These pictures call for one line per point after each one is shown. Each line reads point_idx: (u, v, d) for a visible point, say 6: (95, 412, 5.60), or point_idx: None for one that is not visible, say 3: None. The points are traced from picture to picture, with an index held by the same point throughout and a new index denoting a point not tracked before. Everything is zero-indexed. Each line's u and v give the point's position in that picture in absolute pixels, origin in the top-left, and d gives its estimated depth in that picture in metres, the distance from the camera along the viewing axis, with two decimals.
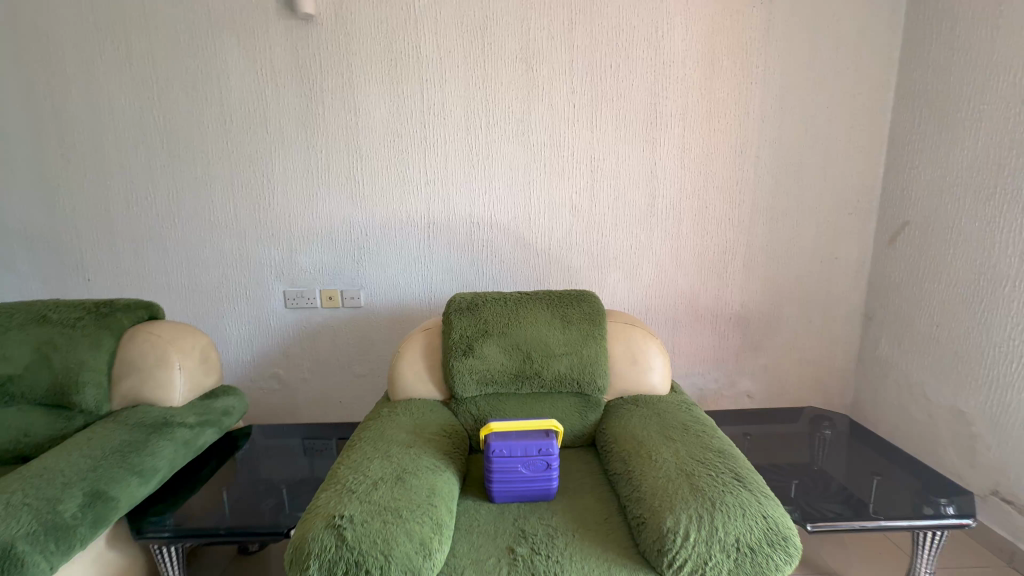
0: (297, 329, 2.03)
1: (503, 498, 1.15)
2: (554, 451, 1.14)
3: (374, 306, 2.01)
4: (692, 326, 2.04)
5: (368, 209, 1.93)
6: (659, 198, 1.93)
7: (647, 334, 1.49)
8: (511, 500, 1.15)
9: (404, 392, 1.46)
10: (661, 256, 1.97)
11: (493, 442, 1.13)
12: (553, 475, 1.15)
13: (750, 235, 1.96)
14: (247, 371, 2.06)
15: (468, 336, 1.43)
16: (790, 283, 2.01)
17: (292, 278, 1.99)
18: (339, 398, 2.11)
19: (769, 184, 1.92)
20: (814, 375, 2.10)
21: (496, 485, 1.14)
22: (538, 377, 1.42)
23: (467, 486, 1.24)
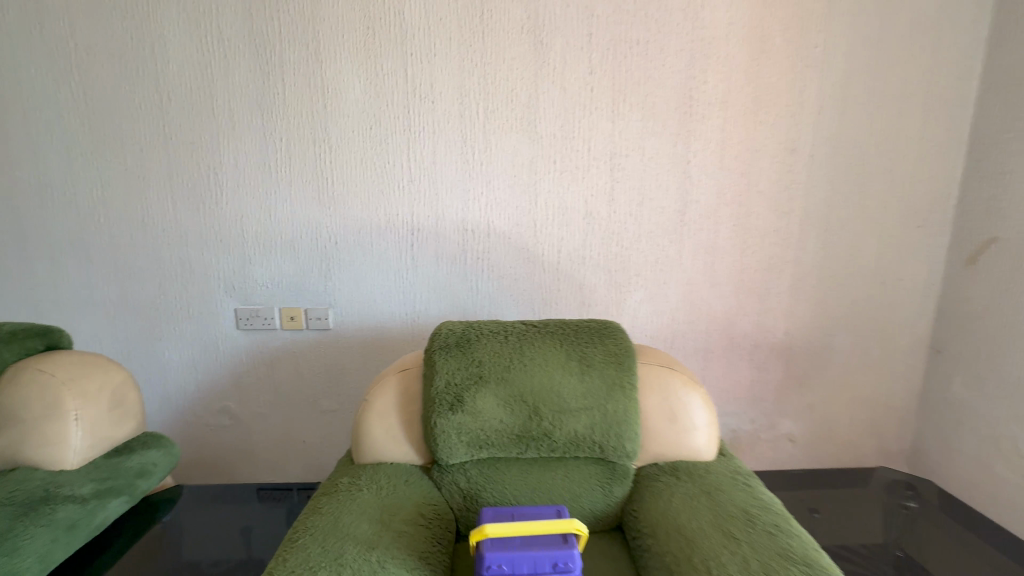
0: (253, 355, 1.68)
1: None
2: (575, 566, 0.81)
3: (346, 329, 1.67)
4: (726, 357, 1.71)
5: (339, 211, 1.59)
6: (692, 204, 1.59)
7: (688, 380, 1.15)
8: None
9: (372, 454, 1.11)
10: (693, 274, 1.64)
11: (488, 557, 0.79)
12: None
13: (799, 251, 1.64)
14: (190, 404, 1.71)
15: (456, 383, 1.08)
16: (844, 309, 1.69)
17: (246, 294, 1.64)
18: (303, 436, 1.76)
19: (824, 189, 1.60)
20: (868, 416, 1.78)
21: None
22: (547, 439, 1.08)
23: None
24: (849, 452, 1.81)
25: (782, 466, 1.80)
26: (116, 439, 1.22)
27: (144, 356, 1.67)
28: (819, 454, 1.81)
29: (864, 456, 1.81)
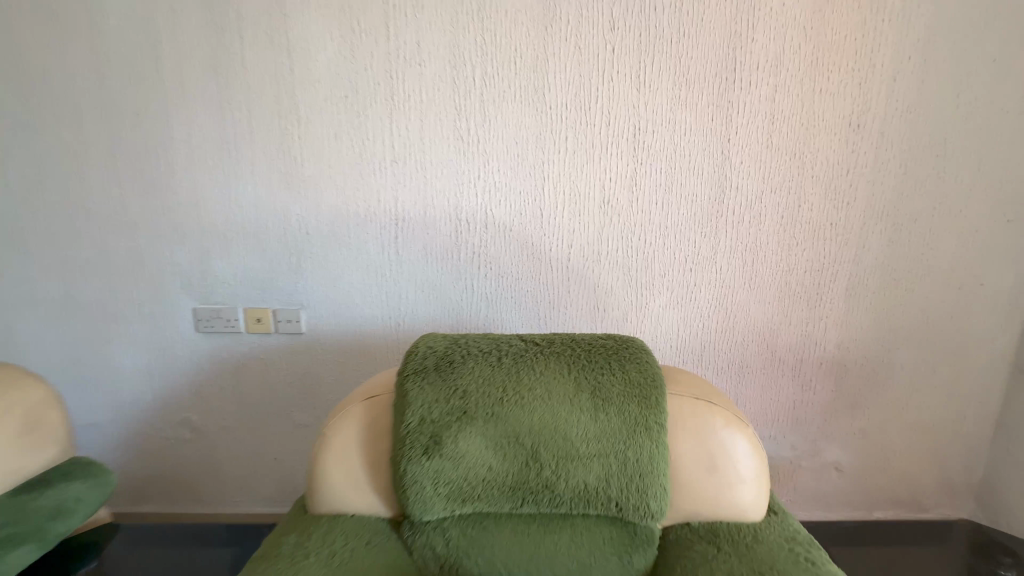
0: (215, 361, 1.47)
1: None
2: None
3: (320, 334, 1.44)
4: (765, 373, 1.45)
5: (310, 196, 1.34)
6: (731, 191, 1.32)
7: (732, 418, 0.90)
8: None
9: (329, 503, 0.89)
10: (729, 275, 1.38)
11: None
12: None
13: (858, 249, 1.36)
14: (148, 415, 1.51)
15: (432, 419, 0.85)
16: (910, 319, 1.41)
17: (205, 292, 1.41)
18: (274, 454, 1.54)
19: (894, 174, 1.31)
20: (931, 444, 1.51)
21: None
22: (548, 492, 0.84)
23: None
24: (906, 485, 1.54)
25: (825, 498, 1.55)
26: (28, 472, 1.02)
27: (94, 361, 1.46)
28: (870, 486, 1.55)
29: (923, 490, 1.55)
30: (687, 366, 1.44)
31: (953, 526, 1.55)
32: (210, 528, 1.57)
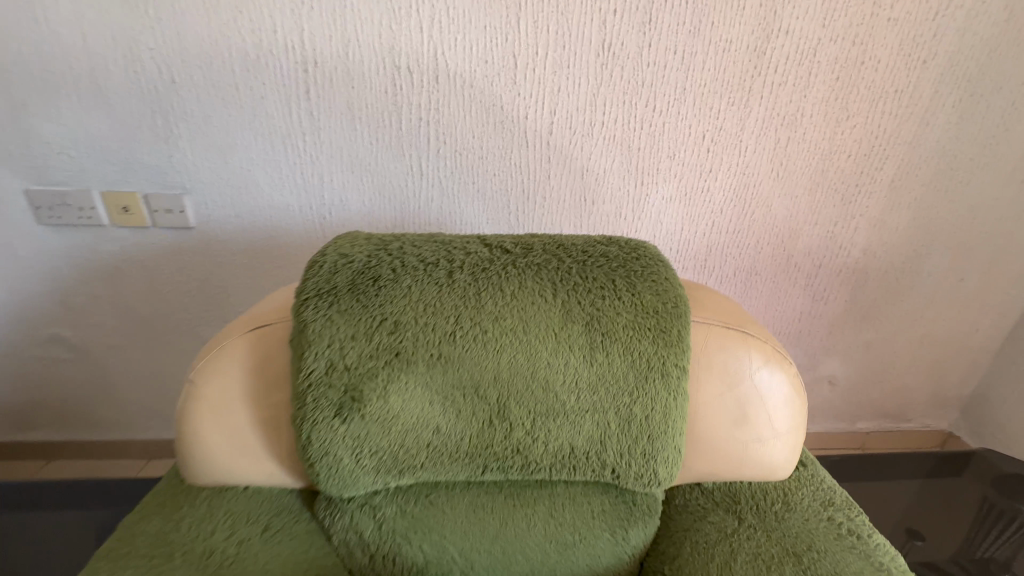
0: (78, 264, 1.10)
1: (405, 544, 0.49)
2: None
3: (216, 230, 1.07)
4: (776, 283, 1.23)
5: (168, 23, 0.89)
6: (777, 39, 0.95)
7: (772, 354, 0.66)
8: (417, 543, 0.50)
9: (210, 473, 0.63)
10: (756, 161, 1.07)
11: None
12: None
13: (920, 127, 1.06)
14: (6, 333, 1.18)
15: (347, 365, 0.57)
16: (953, 220, 1.18)
17: (38, 169, 1.00)
18: (185, 376, 1.27)
19: (993, 21, 0.97)
20: (934, 357, 1.39)
21: None
22: (519, 458, 0.60)
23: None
24: (896, 397, 1.45)
25: (811, 411, 1.46)
26: None
27: None
28: (859, 398, 1.45)
29: (913, 401, 1.46)
30: (687, 274, 1.19)
31: (932, 435, 1.51)
32: (121, 456, 1.35)
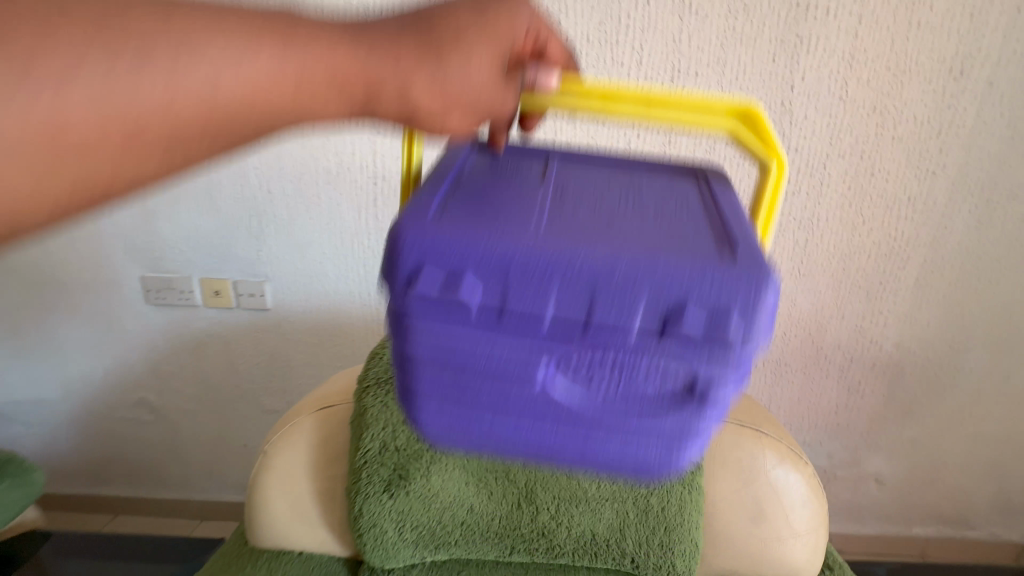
0: (171, 337, 1.28)
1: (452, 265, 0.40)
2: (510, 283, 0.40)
3: (288, 312, 1.23)
4: (805, 374, 1.25)
5: (269, 147, 1.09)
6: (787, 155, 1.06)
7: (788, 454, 0.69)
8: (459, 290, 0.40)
9: (271, 538, 0.72)
10: (775, 260, 1.14)
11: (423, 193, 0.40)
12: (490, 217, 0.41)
13: (938, 230, 1.11)
14: (103, 394, 1.36)
15: (397, 448, 0.65)
16: (987, 319, 1.18)
17: (154, 258, 1.21)
18: (243, 441, 1.39)
19: (999, 137, 1.03)
20: (989, 458, 1.32)
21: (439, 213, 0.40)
22: (545, 541, 0.66)
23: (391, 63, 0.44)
24: (952, 500, 1.37)
25: (857, 509, 1.40)
26: None
27: (37, 332, 1.30)
28: (911, 499, 1.38)
29: (971, 505, 1.37)
30: None
31: (997, 544, 1.40)
32: (181, 513, 1.46)
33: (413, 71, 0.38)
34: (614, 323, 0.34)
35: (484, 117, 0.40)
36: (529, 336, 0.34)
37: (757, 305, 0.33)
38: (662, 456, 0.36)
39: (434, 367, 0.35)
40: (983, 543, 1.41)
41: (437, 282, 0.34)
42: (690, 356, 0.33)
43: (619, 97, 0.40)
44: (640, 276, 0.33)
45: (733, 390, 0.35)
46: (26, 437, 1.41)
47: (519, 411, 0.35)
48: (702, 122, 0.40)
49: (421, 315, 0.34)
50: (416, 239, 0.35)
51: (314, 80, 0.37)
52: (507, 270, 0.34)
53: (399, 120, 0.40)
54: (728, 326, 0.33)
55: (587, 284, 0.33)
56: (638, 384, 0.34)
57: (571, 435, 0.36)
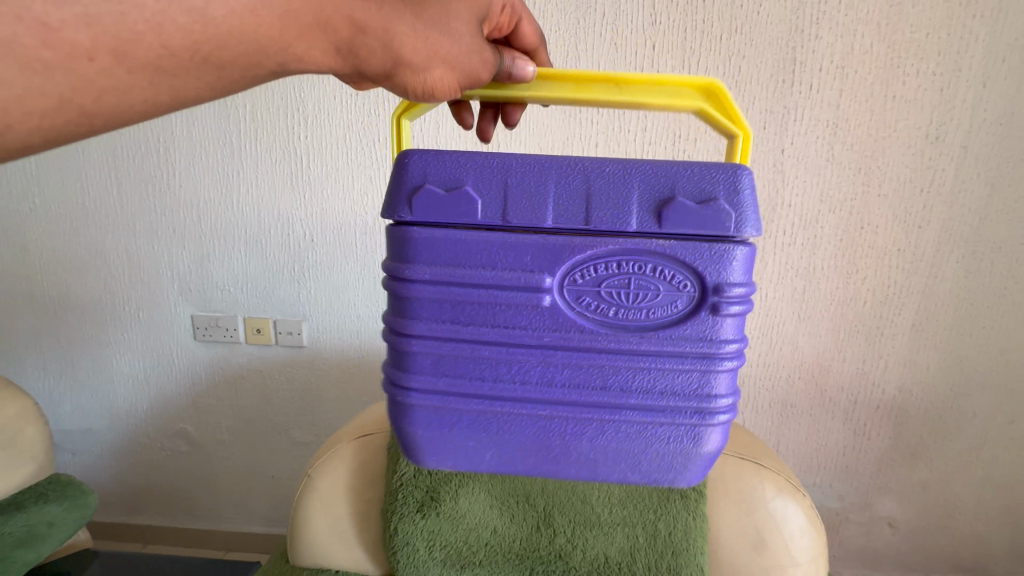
0: (213, 371, 1.39)
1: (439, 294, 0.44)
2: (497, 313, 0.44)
3: (322, 349, 1.33)
4: (811, 415, 1.30)
5: (316, 201, 1.23)
6: (781, 210, 1.16)
7: (785, 486, 0.75)
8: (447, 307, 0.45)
9: (310, 558, 0.80)
10: (776, 305, 1.22)
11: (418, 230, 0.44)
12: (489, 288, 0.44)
13: (930, 278, 1.18)
14: (146, 425, 1.45)
15: (428, 471, 0.72)
16: (985, 363, 1.23)
17: (204, 299, 1.33)
18: (272, 472, 1.46)
19: (978, 195, 1.12)
20: (1001, 503, 1.33)
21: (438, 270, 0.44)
22: (562, 563, 0.72)
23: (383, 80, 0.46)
24: (968, 545, 1.37)
25: (873, 554, 1.40)
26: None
27: (92, 366, 1.42)
28: (927, 544, 1.38)
29: (987, 551, 1.38)
30: None
31: None
32: (209, 544, 1.52)
33: (397, 19, 0.44)
34: (612, 228, 0.43)
35: (466, 75, 0.47)
36: (540, 247, 0.43)
37: (736, 193, 0.42)
38: (684, 390, 0.44)
39: (452, 306, 0.45)
40: None
41: (444, 187, 0.43)
42: (692, 262, 0.42)
43: (587, 81, 0.48)
44: (632, 174, 0.42)
45: (737, 299, 0.43)
46: (72, 463, 1.51)
47: (537, 327, 0.44)
48: (670, 101, 0.47)
49: (448, 259, 0.44)
50: (428, 160, 0.44)
51: (303, 20, 0.42)
52: (509, 178, 0.43)
53: (384, 74, 0.45)
54: (718, 208, 0.41)
55: (585, 182, 0.43)
56: (641, 299, 0.43)
57: (589, 371, 0.45)
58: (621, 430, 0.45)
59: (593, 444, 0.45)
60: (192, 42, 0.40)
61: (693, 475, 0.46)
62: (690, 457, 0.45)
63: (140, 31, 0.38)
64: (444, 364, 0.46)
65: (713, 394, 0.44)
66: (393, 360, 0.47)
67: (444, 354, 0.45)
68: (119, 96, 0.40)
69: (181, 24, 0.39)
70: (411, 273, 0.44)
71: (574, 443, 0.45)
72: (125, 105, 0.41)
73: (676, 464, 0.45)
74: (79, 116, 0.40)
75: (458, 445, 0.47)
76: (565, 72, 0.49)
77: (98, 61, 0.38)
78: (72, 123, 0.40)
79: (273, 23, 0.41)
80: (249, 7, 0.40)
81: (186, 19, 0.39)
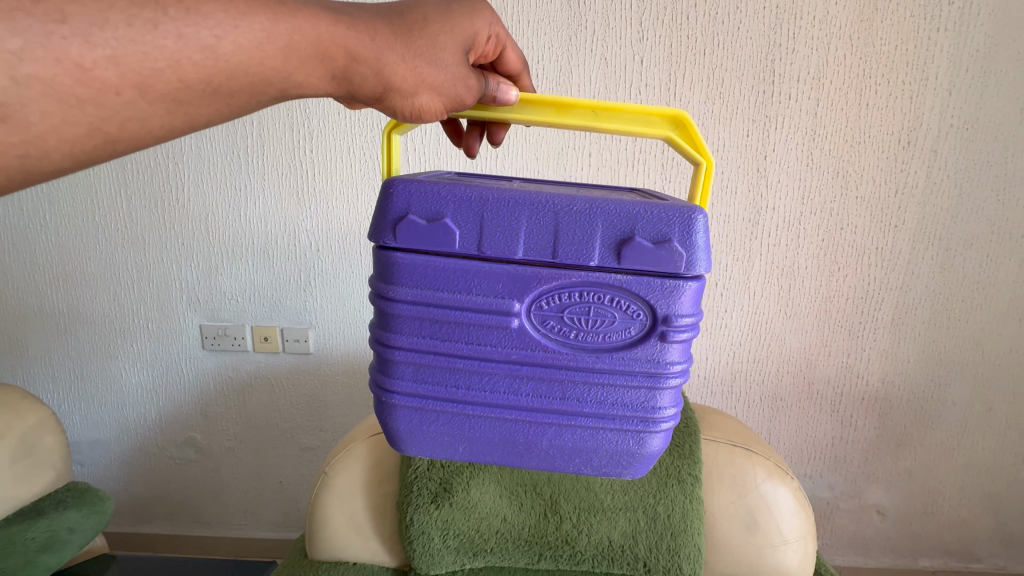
0: (221, 380, 1.42)
1: (416, 311, 0.46)
2: (470, 328, 0.46)
3: (328, 355, 1.37)
4: (800, 408, 1.36)
5: (322, 213, 1.27)
6: (766, 213, 1.22)
7: (775, 470, 0.80)
8: (423, 323, 0.46)
9: (328, 551, 0.84)
10: (764, 303, 1.28)
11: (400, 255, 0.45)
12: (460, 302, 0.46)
13: (906, 275, 1.25)
14: (155, 435, 1.48)
15: (441, 465, 0.79)
16: (962, 355, 1.30)
17: (212, 309, 1.37)
18: (280, 478, 1.49)
19: (948, 195, 1.20)
20: (982, 488, 1.40)
21: (418, 289, 0.46)
22: (568, 548, 0.78)
23: (376, 104, 0.47)
24: (953, 529, 1.44)
25: (863, 541, 1.46)
26: (22, 498, 0.99)
27: (101, 378, 1.44)
28: (914, 530, 1.44)
29: (971, 534, 1.44)
30: (715, 397, 1.36)
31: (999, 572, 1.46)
32: (217, 551, 1.54)
33: (389, 49, 0.44)
34: (576, 263, 0.45)
35: (451, 100, 0.48)
36: (510, 275, 0.45)
37: (690, 236, 0.44)
38: (634, 404, 0.47)
39: (431, 324, 0.46)
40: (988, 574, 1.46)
41: (425, 219, 0.45)
42: (645, 295, 0.45)
43: (567, 105, 0.50)
44: (597, 214, 0.44)
45: (685, 328, 0.46)
46: (82, 474, 1.53)
47: (506, 347, 0.46)
48: (642, 128, 0.49)
49: (428, 282, 0.46)
50: (412, 191, 0.45)
51: (304, 51, 0.41)
52: (484, 212, 0.44)
53: (374, 98, 0.46)
54: (672, 250, 0.44)
55: (553, 220, 0.44)
56: (599, 324, 0.46)
57: (552, 385, 0.47)
58: (577, 436, 0.48)
59: (551, 445, 0.48)
60: (207, 76, 0.38)
61: (638, 469, 0.49)
62: (636, 458, 0.48)
63: (160, 67, 0.37)
64: (422, 373, 0.47)
65: (658, 407, 0.47)
66: (376, 366, 0.49)
67: (422, 365, 0.47)
68: (140, 125, 0.38)
69: (197, 61, 0.38)
70: (392, 292, 0.46)
71: (535, 444, 0.48)
72: (146, 134, 0.39)
73: (622, 460, 0.48)
74: (103, 143, 0.38)
75: (429, 442, 0.49)
76: (547, 96, 0.50)
77: (123, 95, 0.37)
78: (94, 150, 0.38)
79: (277, 55, 0.40)
80: (258, 43, 0.39)
81: (201, 56, 0.38)
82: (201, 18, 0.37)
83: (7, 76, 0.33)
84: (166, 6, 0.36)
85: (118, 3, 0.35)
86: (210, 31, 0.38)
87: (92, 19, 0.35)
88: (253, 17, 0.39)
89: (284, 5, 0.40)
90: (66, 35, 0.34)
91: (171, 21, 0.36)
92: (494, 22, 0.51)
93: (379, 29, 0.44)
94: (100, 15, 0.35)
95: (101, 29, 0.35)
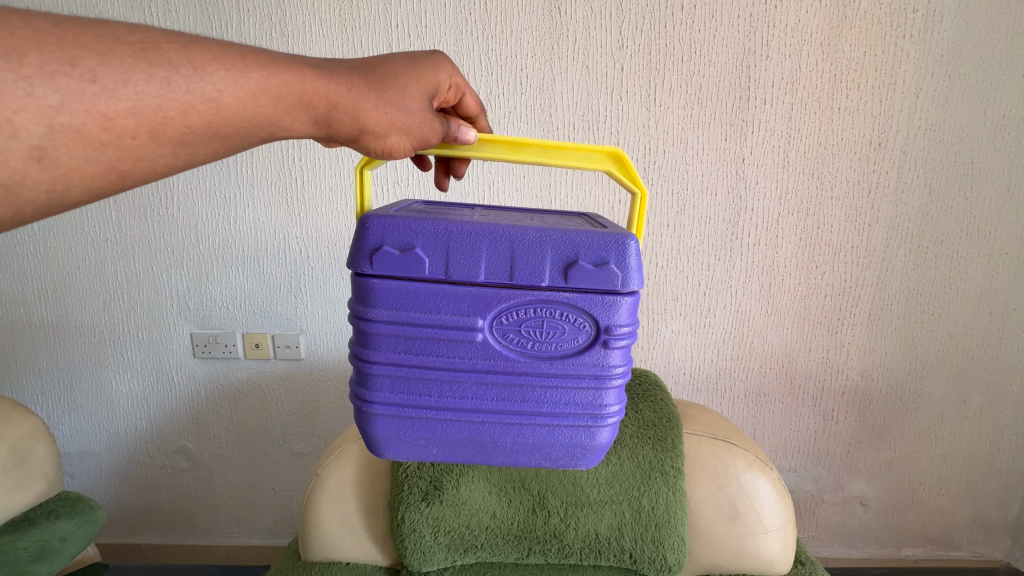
0: (211, 387, 1.43)
1: (386, 327, 0.48)
2: (439, 339, 0.48)
3: (320, 362, 1.39)
4: (784, 403, 1.39)
5: (313, 222, 1.29)
6: (746, 214, 1.26)
7: (755, 461, 0.83)
8: (396, 337, 0.48)
9: (321, 552, 0.85)
10: (746, 302, 1.32)
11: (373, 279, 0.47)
12: (428, 317, 0.48)
13: (881, 272, 1.29)
14: (148, 445, 1.48)
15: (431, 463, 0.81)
16: (938, 347, 1.34)
17: (201, 317, 1.38)
18: (272, 484, 1.50)
19: (920, 195, 1.24)
20: (960, 477, 1.44)
21: (390, 308, 0.48)
22: (556, 541, 0.80)
23: (354, 143, 0.49)
24: (932, 518, 1.48)
25: (848, 532, 1.50)
26: (12, 509, 0.99)
27: (93, 389, 1.44)
28: (896, 520, 1.49)
29: (950, 522, 1.49)
30: (701, 394, 1.39)
31: (976, 559, 1.51)
32: (209, 560, 1.54)
33: (363, 97, 0.47)
34: (530, 283, 0.47)
35: (419, 141, 0.50)
36: (473, 296, 0.47)
37: (625, 258, 0.47)
38: (584, 403, 0.50)
39: (404, 340, 0.48)
40: (969, 561, 1.51)
41: (399, 248, 0.47)
42: (589, 308, 0.48)
43: (520, 144, 0.52)
44: (546, 241, 0.47)
45: (625, 336, 0.49)
46: (71, 485, 1.53)
47: (472, 358, 0.49)
48: (583, 165, 0.52)
49: (400, 303, 0.48)
50: (386, 225, 0.47)
51: (290, 100, 0.43)
52: (450, 242, 0.47)
53: (351, 138, 0.48)
54: (609, 272, 0.47)
55: (509, 248, 0.47)
56: (552, 335, 0.48)
57: (512, 390, 0.49)
58: (537, 434, 0.50)
59: (515, 444, 0.50)
60: (208, 122, 0.41)
61: (591, 459, 0.52)
62: (588, 451, 0.51)
63: (171, 115, 0.39)
64: (398, 385, 0.49)
65: (604, 405, 0.50)
66: (354, 379, 0.51)
67: (398, 377, 0.49)
68: (150, 165, 0.40)
69: (201, 110, 0.40)
70: (369, 313, 0.48)
71: (500, 442, 0.50)
72: (154, 173, 0.41)
73: (575, 452, 0.51)
74: (117, 181, 0.40)
75: (405, 447, 0.51)
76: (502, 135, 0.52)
77: (139, 139, 0.39)
78: (109, 187, 0.40)
79: (268, 105, 0.43)
80: (253, 94, 0.42)
81: (205, 106, 0.40)
82: (206, 75, 0.40)
83: (45, 125, 0.35)
84: (178, 65, 0.39)
85: (140, 63, 0.37)
86: (212, 84, 0.40)
87: (118, 77, 0.37)
88: (249, 73, 0.41)
89: (274, 62, 0.43)
90: (97, 92, 0.36)
91: (182, 78, 0.39)
92: (454, 73, 0.54)
93: (354, 78, 0.47)
94: (125, 74, 0.37)
95: (125, 86, 0.37)
